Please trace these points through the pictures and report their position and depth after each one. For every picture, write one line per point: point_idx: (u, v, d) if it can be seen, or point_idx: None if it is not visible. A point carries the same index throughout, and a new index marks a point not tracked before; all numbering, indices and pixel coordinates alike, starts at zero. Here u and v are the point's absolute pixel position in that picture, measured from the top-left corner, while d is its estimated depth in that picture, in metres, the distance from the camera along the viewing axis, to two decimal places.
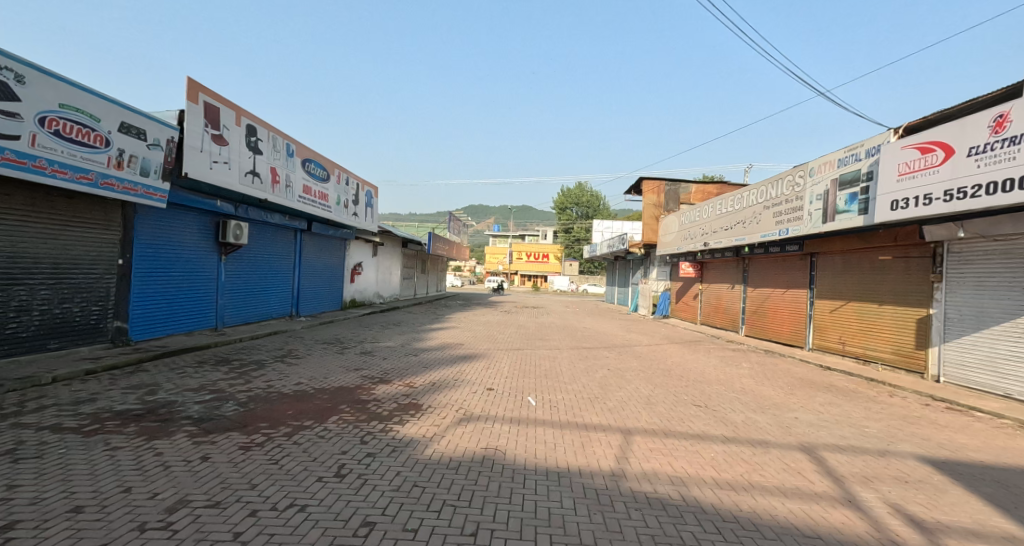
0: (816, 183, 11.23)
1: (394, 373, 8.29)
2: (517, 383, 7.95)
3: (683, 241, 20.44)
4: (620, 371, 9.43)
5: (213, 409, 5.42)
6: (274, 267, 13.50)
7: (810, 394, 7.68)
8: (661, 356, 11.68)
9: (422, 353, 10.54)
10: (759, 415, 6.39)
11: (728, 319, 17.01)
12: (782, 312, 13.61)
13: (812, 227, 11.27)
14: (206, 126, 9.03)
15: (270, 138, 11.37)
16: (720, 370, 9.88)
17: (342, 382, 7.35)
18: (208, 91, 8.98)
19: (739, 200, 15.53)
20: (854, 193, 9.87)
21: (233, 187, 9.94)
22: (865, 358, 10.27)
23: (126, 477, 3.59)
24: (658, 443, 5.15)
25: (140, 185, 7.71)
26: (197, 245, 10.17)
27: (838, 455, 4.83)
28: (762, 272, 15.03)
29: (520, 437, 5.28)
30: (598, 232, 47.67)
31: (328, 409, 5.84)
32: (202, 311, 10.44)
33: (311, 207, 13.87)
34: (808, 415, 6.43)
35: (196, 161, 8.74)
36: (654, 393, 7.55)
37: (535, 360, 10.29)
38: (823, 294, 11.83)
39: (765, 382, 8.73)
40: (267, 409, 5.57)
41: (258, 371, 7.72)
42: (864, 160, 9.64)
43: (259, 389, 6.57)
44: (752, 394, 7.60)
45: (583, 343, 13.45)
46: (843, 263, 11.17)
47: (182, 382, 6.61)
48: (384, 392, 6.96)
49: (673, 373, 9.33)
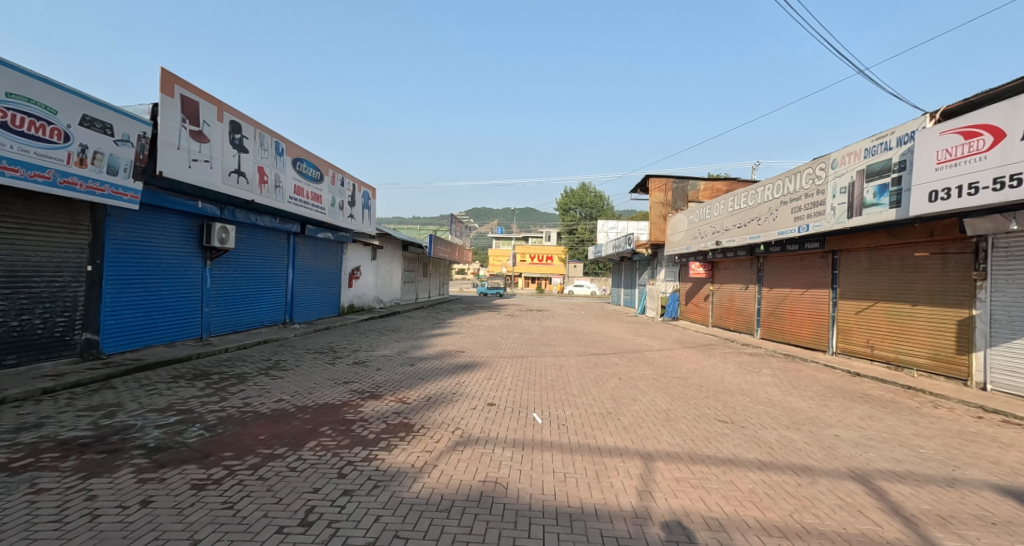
0: (840, 175, 10.49)
1: (387, 386, 7.60)
2: (521, 397, 7.25)
3: (692, 240, 19.71)
4: (633, 381, 8.69)
5: (174, 435, 4.74)
6: (265, 272, 12.87)
7: (846, 406, 6.92)
8: (675, 362, 10.93)
9: (419, 362, 9.85)
10: (795, 433, 5.65)
11: (742, 321, 16.24)
12: (802, 314, 12.85)
13: (836, 223, 10.54)
14: (184, 121, 8.41)
15: (256, 136, 10.76)
16: (741, 379, 9.12)
17: (328, 399, 6.68)
18: (186, 83, 8.37)
19: (752, 197, 14.79)
20: (885, 185, 9.13)
21: (216, 187, 9.32)
22: (896, 364, 9.51)
23: (36, 535, 2.90)
24: (685, 472, 4.41)
25: (107, 184, 7.09)
26: (178, 249, 9.55)
27: (899, 486, 4.08)
28: (777, 272, 14.29)
29: (524, 465, 4.56)
30: (603, 233, 46.97)
31: (306, 433, 5.15)
32: (186, 320, 9.81)
33: (304, 208, 13.26)
34: (850, 432, 5.69)
35: (173, 159, 8.12)
36: (673, 407, 6.85)
37: (541, 369, 9.57)
38: (848, 294, 11.06)
39: (793, 392, 7.98)
40: (236, 435, 4.89)
41: (238, 386, 7.05)
42: (896, 149, 8.89)
43: (234, 408, 5.89)
44: (782, 407, 6.87)
45: (591, 349, 12.71)
46: (869, 261, 10.42)
47: (150, 401, 5.94)
48: (373, 409, 6.27)
49: (691, 383, 8.59)
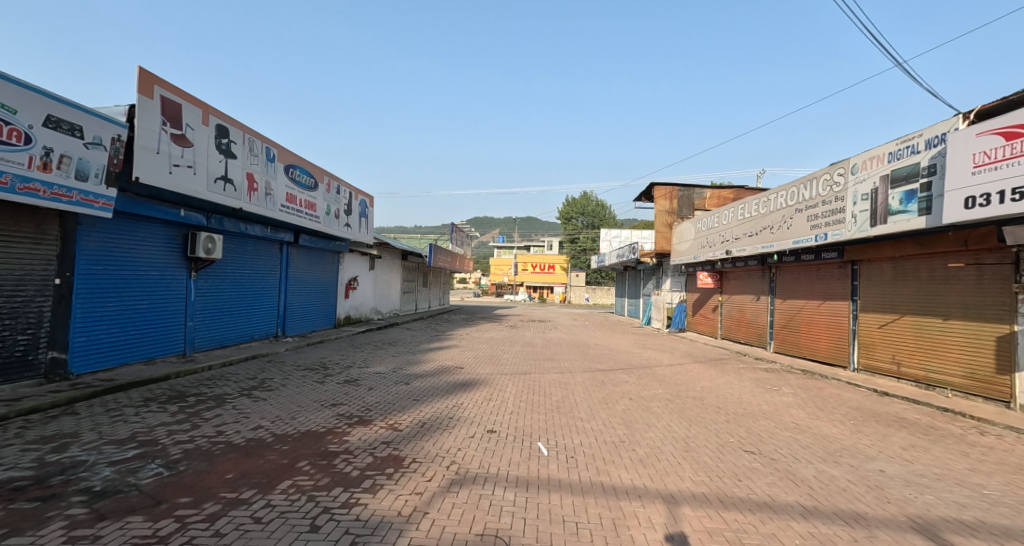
0: (861, 181, 9.92)
1: (378, 409, 6.97)
2: (524, 422, 6.62)
3: (700, 249, 19.14)
4: (644, 402, 8.04)
5: (127, 475, 4.11)
6: (255, 283, 12.30)
7: (883, 433, 6.27)
8: (688, 379, 10.26)
9: (415, 380, 9.22)
10: (834, 467, 5.00)
11: (753, 333, 15.61)
12: (818, 327, 12.23)
13: (857, 232, 9.95)
14: (164, 124, 7.89)
15: (245, 141, 10.25)
16: (761, 399, 8.45)
17: (312, 425, 6.06)
18: (167, 84, 7.86)
19: (764, 204, 14.21)
20: (912, 191, 8.55)
21: (200, 194, 8.78)
22: (926, 383, 8.88)
23: None
24: (717, 522, 3.77)
25: (76, 190, 6.55)
26: (160, 260, 8.99)
27: (975, 542, 3.43)
28: (791, 283, 13.68)
29: (529, 513, 3.91)
30: (605, 242, 46.42)
31: (281, 470, 4.52)
32: (167, 335, 9.21)
33: (296, 217, 12.71)
34: (896, 467, 5.04)
35: (152, 164, 7.57)
36: (694, 434, 6.21)
37: (545, 388, 8.93)
38: (871, 307, 10.45)
39: (821, 415, 7.31)
40: (198, 475, 4.25)
41: (214, 410, 6.42)
42: (924, 153, 8.32)
43: (205, 439, 5.25)
44: (812, 434, 6.24)
45: (597, 364, 12.05)
46: (894, 272, 9.83)
47: (111, 430, 5.30)
48: (360, 438, 5.64)
49: (708, 404, 7.92)
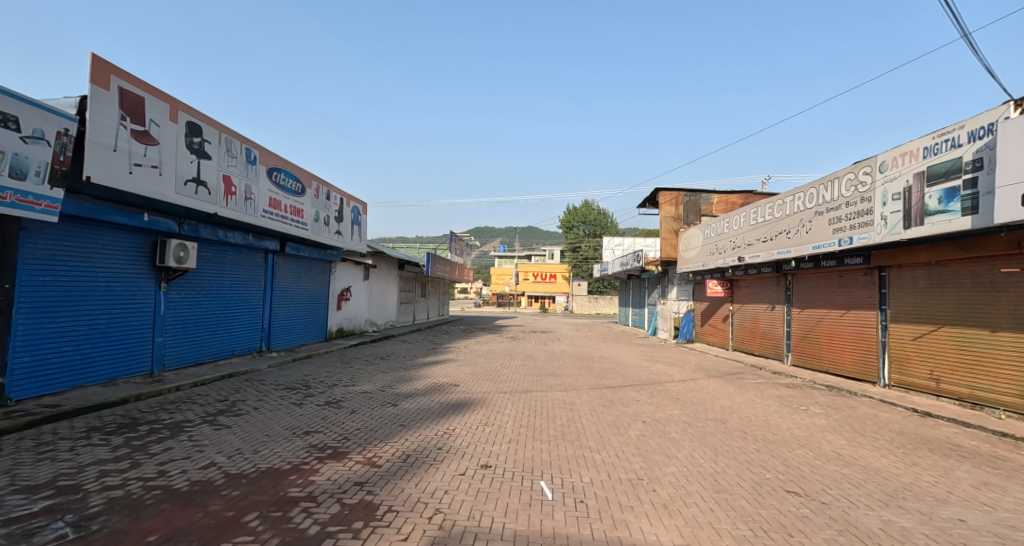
0: (890, 179, 9.10)
1: (357, 439, 6.08)
2: (525, 453, 5.73)
3: (708, 256, 18.32)
4: (660, 426, 7.15)
5: (16, 542, 3.21)
6: (236, 295, 11.49)
7: (944, 467, 5.36)
8: (705, 397, 9.36)
9: (403, 402, 8.32)
10: (901, 516, 4.09)
11: (769, 344, 14.70)
12: (842, 339, 11.35)
13: (888, 235, 9.12)
14: (124, 118, 7.12)
15: (221, 140, 9.48)
16: (790, 422, 7.53)
17: (275, 460, 5.17)
18: (125, 74, 7.08)
19: (779, 207, 13.37)
20: (954, 188, 7.74)
21: (167, 197, 7.99)
22: (972, 402, 8.00)
23: None
24: None
25: (11, 190, 5.76)
26: (123, 270, 8.18)
27: None
28: (810, 290, 12.81)
29: None
30: (608, 249, 45.64)
31: (221, 527, 3.62)
32: (131, 353, 8.35)
33: (282, 224, 11.93)
34: (975, 514, 4.15)
35: (107, 163, 6.79)
36: (723, 469, 5.29)
37: (548, 409, 8.04)
38: (903, 317, 9.59)
39: (864, 442, 6.40)
40: (110, 538, 3.35)
41: (165, 443, 5.52)
42: (967, 146, 7.50)
43: (140, 483, 4.36)
44: (860, 467, 5.34)
45: (604, 380, 11.12)
46: (929, 278, 8.99)
47: (28, 473, 4.40)
48: (328, 479, 4.74)
49: (732, 429, 7.01)
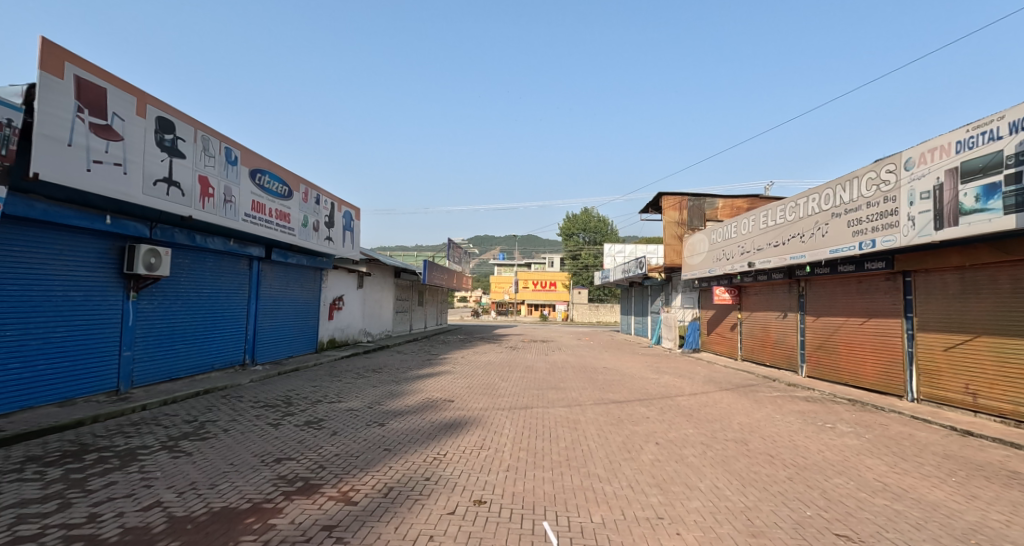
0: (918, 177, 8.45)
1: (334, 468, 5.32)
2: (525, 486, 4.98)
3: (714, 262, 17.66)
4: (676, 448, 6.41)
5: None
6: (217, 304, 10.78)
7: (1010, 500, 4.62)
8: (720, 413, 8.63)
9: (391, 421, 7.57)
10: None
11: (781, 354, 13.98)
12: (863, 349, 10.62)
13: (917, 237, 8.43)
14: (81, 110, 6.47)
15: (196, 138, 8.82)
16: (818, 443, 6.78)
17: (231, 498, 4.40)
18: (82, 61, 6.43)
19: (791, 210, 12.71)
20: (994, 184, 7.07)
21: (134, 198, 7.31)
22: (1016, 419, 7.27)
23: None
24: None
25: None
26: (83, 278, 7.46)
27: None
28: (825, 297, 12.11)
29: None
30: (610, 257, 45.31)
31: None
32: (94, 369, 7.61)
33: (266, 229, 11.25)
34: None
35: (61, 158, 6.12)
36: (755, 505, 4.54)
37: (550, 429, 7.31)
38: (931, 325, 8.88)
39: (907, 468, 5.65)
40: None
41: (109, 476, 4.76)
42: (1008, 139, 6.85)
43: (60, 532, 3.60)
44: (914, 501, 4.60)
45: (609, 394, 10.39)
46: (962, 284, 8.29)
47: None
48: (291, 523, 3.96)
49: (756, 452, 6.26)
